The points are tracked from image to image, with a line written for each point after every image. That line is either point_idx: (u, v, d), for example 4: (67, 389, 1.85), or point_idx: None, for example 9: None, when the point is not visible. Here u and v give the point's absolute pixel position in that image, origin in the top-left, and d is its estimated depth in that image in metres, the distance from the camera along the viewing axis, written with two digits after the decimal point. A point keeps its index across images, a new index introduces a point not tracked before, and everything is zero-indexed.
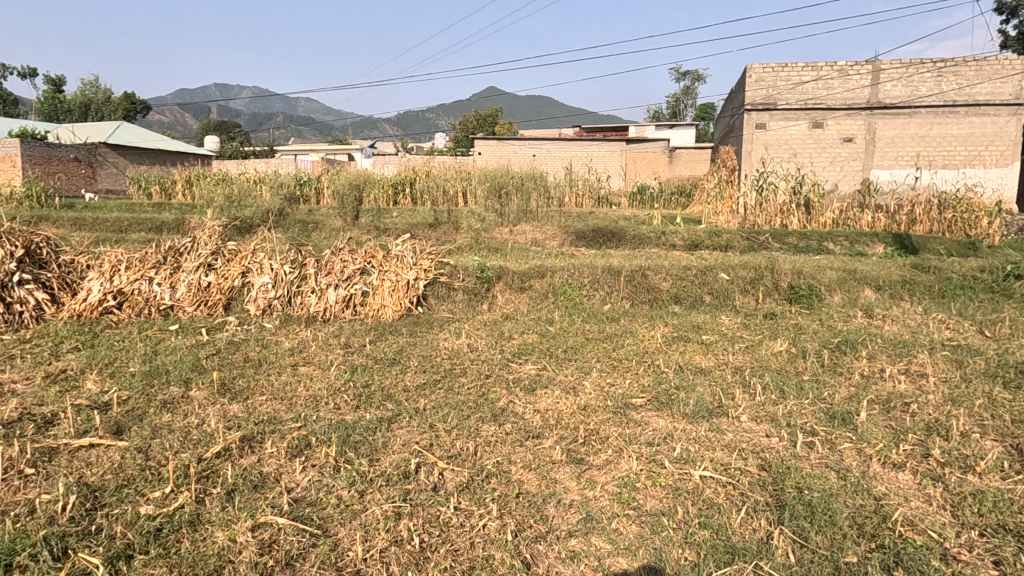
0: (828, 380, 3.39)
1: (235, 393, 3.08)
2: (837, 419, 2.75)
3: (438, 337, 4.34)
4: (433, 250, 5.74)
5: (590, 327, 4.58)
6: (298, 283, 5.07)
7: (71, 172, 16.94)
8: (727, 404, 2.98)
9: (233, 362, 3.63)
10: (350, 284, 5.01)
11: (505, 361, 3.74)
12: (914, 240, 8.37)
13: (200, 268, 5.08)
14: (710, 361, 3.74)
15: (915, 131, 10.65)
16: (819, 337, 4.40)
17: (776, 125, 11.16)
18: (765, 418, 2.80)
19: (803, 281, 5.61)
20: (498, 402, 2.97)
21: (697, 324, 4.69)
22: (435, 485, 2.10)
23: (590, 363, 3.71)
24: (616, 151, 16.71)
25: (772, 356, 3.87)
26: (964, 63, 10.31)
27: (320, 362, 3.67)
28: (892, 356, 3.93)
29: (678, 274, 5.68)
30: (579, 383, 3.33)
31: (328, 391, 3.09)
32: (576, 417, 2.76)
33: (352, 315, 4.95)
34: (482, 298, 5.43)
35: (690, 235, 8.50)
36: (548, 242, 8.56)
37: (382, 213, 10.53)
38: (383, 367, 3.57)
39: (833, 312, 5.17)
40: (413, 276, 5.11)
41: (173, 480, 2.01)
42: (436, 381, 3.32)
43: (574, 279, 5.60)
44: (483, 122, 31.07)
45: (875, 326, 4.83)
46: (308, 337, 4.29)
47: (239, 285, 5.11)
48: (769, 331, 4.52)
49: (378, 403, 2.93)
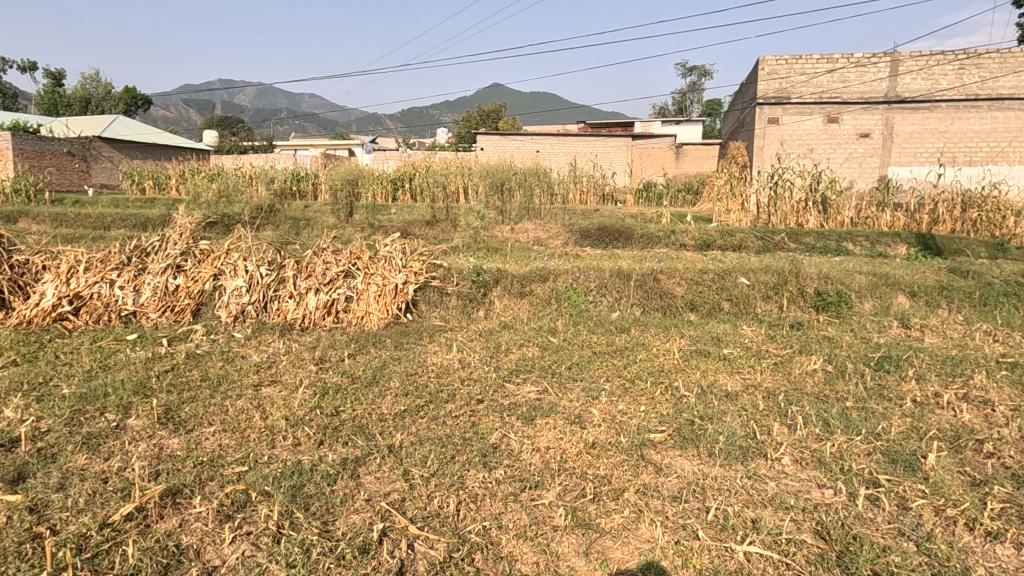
0: (875, 408, 2.91)
1: (180, 423, 2.60)
2: (900, 464, 2.26)
3: (427, 351, 3.85)
4: (425, 250, 5.26)
5: (597, 339, 4.09)
6: (275, 287, 4.60)
7: (63, 167, 16.44)
8: (764, 442, 2.49)
9: (187, 382, 3.16)
10: (332, 288, 4.54)
11: (501, 381, 3.26)
12: (939, 240, 7.85)
13: (168, 270, 4.63)
14: (736, 383, 3.25)
15: (935, 126, 10.12)
16: (857, 352, 3.90)
17: (790, 119, 10.61)
18: (812, 461, 2.33)
19: (831, 286, 5.08)
20: (490, 436, 2.50)
21: (717, 336, 4.20)
22: (401, 565, 1.65)
23: (599, 384, 3.23)
24: (620, 147, 16.36)
25: (807, 376, 3.37)
26: (987, 54, 9.78)
27: (287, 382, 3.19)
28: (943, 377, 3.43)
29: (692, 278, 5.18)
30: (585, 411, 2.85)
31: (290, 421, 2.62)
32: (582, 459, 2.29)
33: (334, 323, 4.48)
34: (478, 304, 4.93)
35: (701, 234, 8.03)
36: (552, 241, 8.05)
37: (378, 210, 10.06)
38: (359, 388, 3.10)
39: (867, 322, 4.68)
40: (402, 280, 4.64)
41: (55, 563, 1.55)
42: (419, 407, 2.84)
43: (579, 284, 5.08)
44: (485, 118, 30.52)
45: (913, 338, 4.34)
46: (281, 350, 3.81)
47: (210, 289, 4.64)
48: (799, 344, 4.02)
49: (345, 438, 2.46)
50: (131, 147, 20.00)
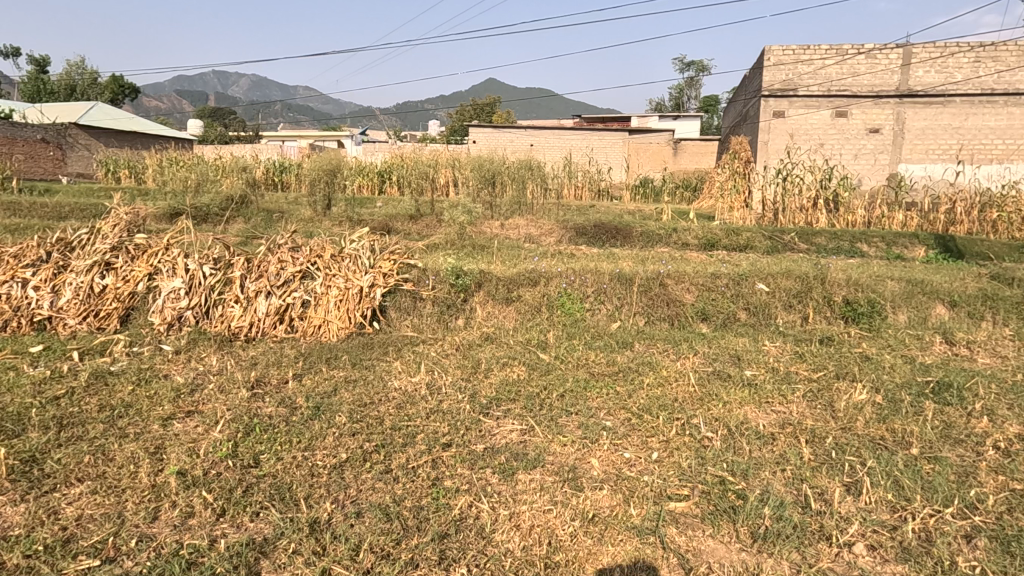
0: (951, 460, 2.27)
1: (36, 481, 1.94)
2: (1019, 559, 1.66)
3: (390, 371, 3.19)
4: (397, 247, 4.58)
5: (596, 356, 3.44)
6: (221, 290, 3.94)
7: (36, 153, 15.50)
8: (822, 515, 1.86)
9: (77, 415, 2.49)
10: (286, 291, 3.88)
11: (475, 415, 2.60)
12: (960, 241, 7.22)
13: (94, 268, 3.96)
14: (769, 421, 2.62)
15: (950, 122, 9.50)
16: (904, 376, 3.26)
17: (797, 112, 9.98)
18: (893, 549, 1.72)
19: (861, 295, 4.44)
20: (454, 504, 1.88)
21: (737, 354, 3.55)
22: None
23: (598, 418, 2.61)
24: (617, 142, 15.55)
25: (854, 411, 2.72)
26: (1004, 47, 9.17)
27: (207, 415, 2.54)
28: (1019, 413, 2.78)
29: (704, 285, 4.53)
30: (581, 461, 2.22)
31: (187, 478, 1.96)
32: (579, 548, 1.68)
33: (287, 333, 3.83)
34: (458, 312, 4.28)
35: (705, 233, 7.40)
36: (544, 238, 7.38)
37: (360, 203, 9.36)
38: (296, 425, 2.45)
39: (905, 337, 4.04)
40: (368, 282, 3.96)
41: None
42: (367, 455, 2.19)
43: (574, 289, 4.42)
44: (479, 112, 29.77)
45: (962, 359, 3.71)
46: (213, 369, 3.16)
47: (144, 290, 3.97)
48: (836, 366, 3.37)
49: (257, 507, 1.82)
50: (109, 134, 19.13)
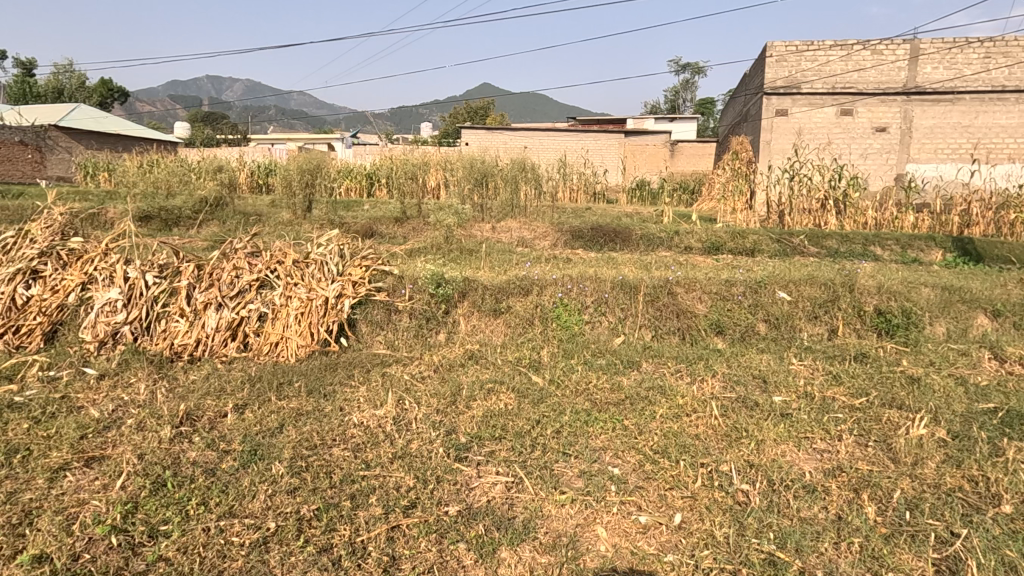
0: None
1: None
2: None
3: (351, 400, 2.65)
4: (370, 252, 4.05)
5: (597, 379, 2.92)
6: (165, 301, 3.40)
7: (13, 156, 14.45)
8: None
9: None
10: (240, 303, 3.35)
11: (449, 462, 2.07)
12: (980, 244, 6.69)
13: (18, 277, 3.43)
14: (815, 467, 2.10)
15: (959, 121, 9.05)
16: (960, 402, 2.75)
17: (800, 111, 9.45)
18: None
19: (894, 304, 3.94)
20: None
21: (761, 375, 3.03)
22: None
23: (603, 465, 2.08)
24: (614, 143, 15.06)
25: (917, 452, 2.22)
26: (1016, 41, 8.75)
27: (111, 464, 2.01)
28: None
29: (717, 293, 4.03)
30: (584, 531, 1.71)
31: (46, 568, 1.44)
32: None
33: (240, 352, 3.29)
34: (438, 325, 3.76)
35: (708, 235, 6.92)
36: (538, 242, 6.88)
37: (347, 206, 8.84)
38: (219, 477, 1.92)
39: (948, 352, 3.53)
40: (336, 292, 3.44)
41: None
42: (306, 523, 1.67)
43: (570, 298, 3.90)
44: (474, 114, 29.30)
45: (1018, 378, 3.20)
46: (137, 398, 2.62)
47: (76, 302, 3.44)
48: (879, 392, 2.85)
49: None
50: (91, 136, 18.58)
